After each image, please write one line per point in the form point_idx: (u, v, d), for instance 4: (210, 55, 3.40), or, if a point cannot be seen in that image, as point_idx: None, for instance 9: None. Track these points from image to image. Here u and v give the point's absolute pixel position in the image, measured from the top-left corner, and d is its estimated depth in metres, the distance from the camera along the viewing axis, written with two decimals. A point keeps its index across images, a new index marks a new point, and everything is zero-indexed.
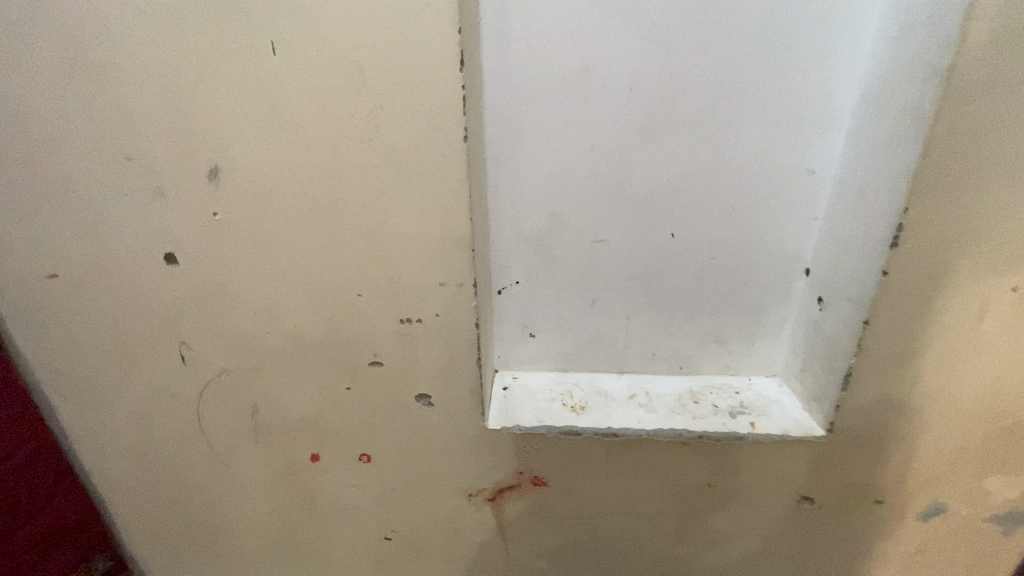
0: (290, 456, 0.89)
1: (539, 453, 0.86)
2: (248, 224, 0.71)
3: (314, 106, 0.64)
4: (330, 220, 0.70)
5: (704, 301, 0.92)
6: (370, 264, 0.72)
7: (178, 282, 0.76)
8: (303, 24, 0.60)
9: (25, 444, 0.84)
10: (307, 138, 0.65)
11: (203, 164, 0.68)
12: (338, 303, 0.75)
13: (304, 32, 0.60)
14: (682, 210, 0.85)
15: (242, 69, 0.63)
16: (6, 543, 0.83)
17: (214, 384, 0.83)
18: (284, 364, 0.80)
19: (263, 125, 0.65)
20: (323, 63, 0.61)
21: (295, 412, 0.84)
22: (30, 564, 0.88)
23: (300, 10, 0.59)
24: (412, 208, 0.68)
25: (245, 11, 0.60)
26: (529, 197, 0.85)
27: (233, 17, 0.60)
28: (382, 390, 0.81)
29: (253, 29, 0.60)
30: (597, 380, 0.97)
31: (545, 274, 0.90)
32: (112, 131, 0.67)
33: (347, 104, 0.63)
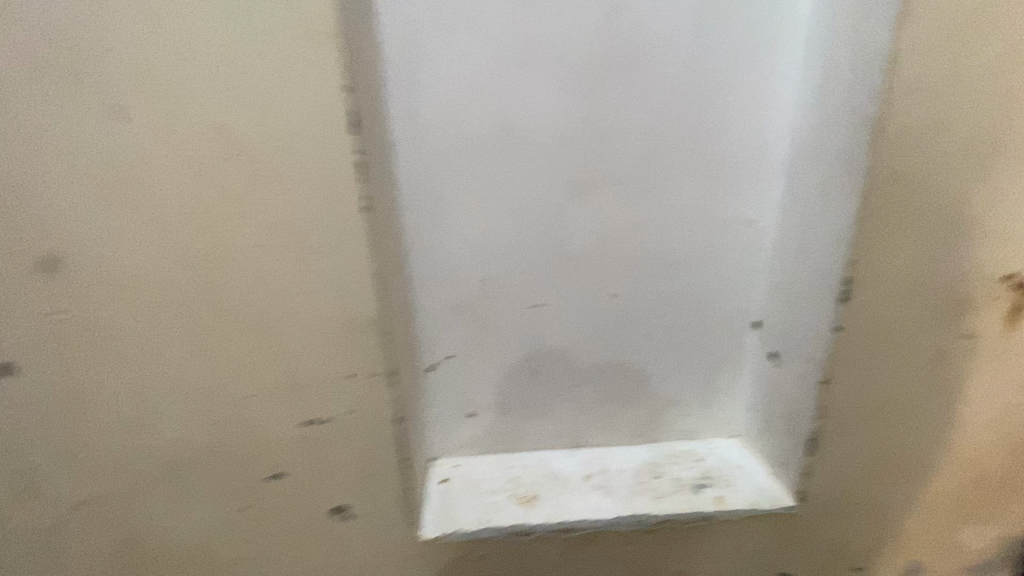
0: None
1: (485, 559, 0.74)
2: (103, 322, 0.58)
3: (183, 181, 0.54)
4: (210, 312, 0.58)
5: (654, 363, 0.84)
6: (262, 359, 0.61)
7: (12, 399, 0.60)
8: (159, 92, 0.51)
9: None
10: (176, 218, 0.55)
11: (37, 253, 0.55)
12: (229, 408, 0.62)
13: (163, 100, 0.51)
14: (622, 268, 0.78)
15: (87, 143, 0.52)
16: None
17: (71, 520, 0.66)
18: (163, 485, 0.65)
19: (119, 205, 0.54)
20: (191, 133, 0.52)
21: (179, 544, 0.68)
22: None
23: (155, 77, 0.50)
24: (311, 291, 0.59)
25: (87, 79, 0.50)
26: (455, 264, 0.76)
27: (72, 85, 0.50)
28: (289, 505, 0.67)
29: (98, 99, 0.51)
30: (548, 459, 0.86)
31: (480, 347, 0.80)
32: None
33: (222, 178, 0.54)
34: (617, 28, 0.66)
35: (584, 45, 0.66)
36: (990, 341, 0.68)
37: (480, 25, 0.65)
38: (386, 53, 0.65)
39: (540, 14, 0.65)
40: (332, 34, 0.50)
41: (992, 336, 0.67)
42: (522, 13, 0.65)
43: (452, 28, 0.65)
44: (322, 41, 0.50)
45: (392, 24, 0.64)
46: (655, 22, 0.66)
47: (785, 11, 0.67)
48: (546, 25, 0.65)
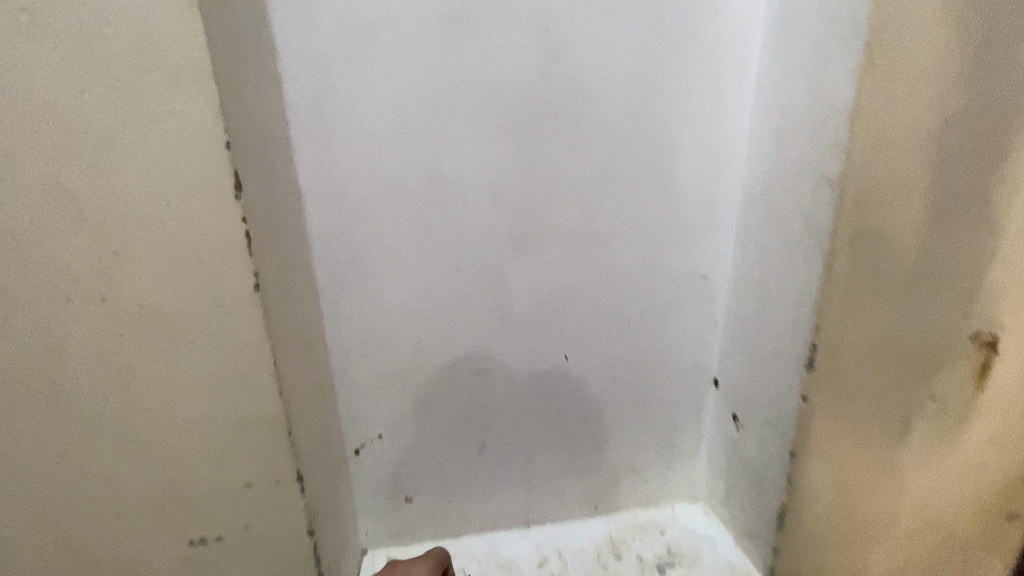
0: None
1: None
2: None
3: (18, 260, 0.43)
4: (65, 415, 0.47)
5: (611, 429, 0.76)
6: (130, 470, 0.49)
7: None
8: None
9: None
10: (10, 305, 0.44)
11: None
12: (93, 529, 0.51)
13: None
14: (571, 329, 0.70)
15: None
16: None
17: None
18: None
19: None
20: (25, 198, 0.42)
21: None
22: None
23: None
24: (188, 386, 0.47)
25: None
26: (381, 330, 0.66)
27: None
28: None
29: None
30: (497, 543, 0.77)
31: (414, 422, 0.70)
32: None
33: (70, 252, 0.43)
34: (556, 72, 0.59)
35: (521, 90, 0.59)
36: (958, 403, 0.64)
37: (400, 66, 0.57)
38: (289, 97, 0.56)
39: (469, 53, 0.57)
40: (204, 77, 0.40)
41: (960, 398, 0.63)
42: (449, 53, 0.57)
43: (368, 68, 0.56)
44: (189, 84, 0.40)
45: (296, 64, 0.55)
46: (598, 67, 0.60)
47: (734, 56, 0.62)
48: (477, 66, 0.58)
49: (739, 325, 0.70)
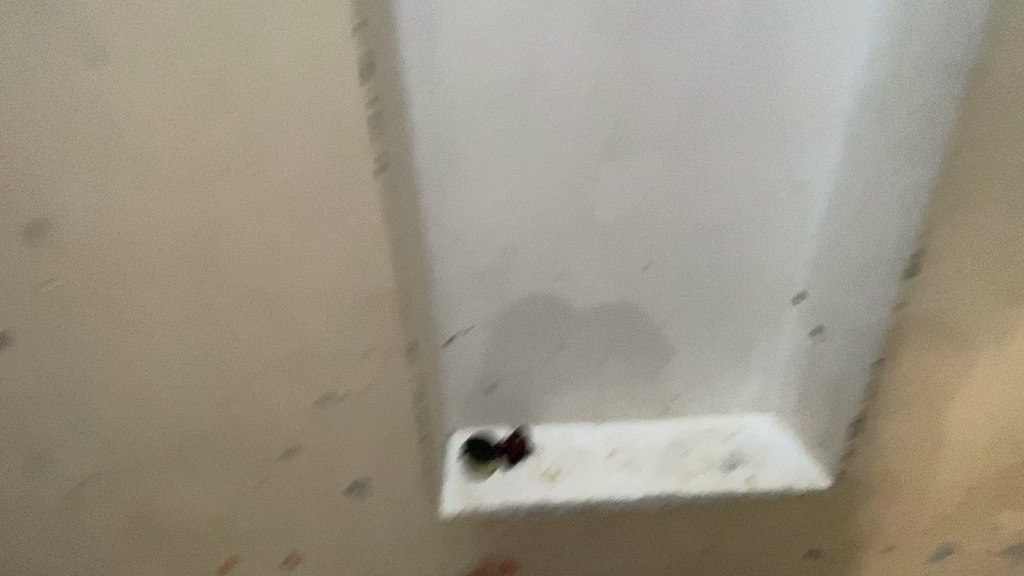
0: (192, 568, 0.69)
1: (508, 538, 0.72)
2: (97, 295, 0.52)
3: (161, 139, 0.47)
4: (202, 290, 0.53)
5: (689, 336, 0.79)
6: (269, 335, 0.55)
7: (11, 372, 0.55)
8: (144, 33, 0.43)
9: None
10: (153, 183, 0.48)
11: (21, 218, 0.48)
12: (241, 383, 0.58)
13: (154, 37, 0.43)
14: (660, 235, 0.71)
15: (31, 82, 0.44)
16: None
17: (79, 495, 0.63)
18: (169, 464, 0.62)
19: (85, 166, 0.47)
20: (172, 77, 0.45)
21: (193, 522, 0.66)
22: None
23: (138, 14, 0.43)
24: (317, 261, 0.52)
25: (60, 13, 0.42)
26: (476, 229, 0.69)
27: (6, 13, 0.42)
28: (304, 487, 0.64)
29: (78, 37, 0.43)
30: (569, 435, 0.82)
31: (502, 317, 0.75)
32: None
33: (208, 133, 0.47)
34: None
35: None
36: None
37: None
38: None
39: None
40: None
41: None
42: None
43: None
44: None
45: None
46: None
47: None
48: None
49: (832, 238, 0.69)
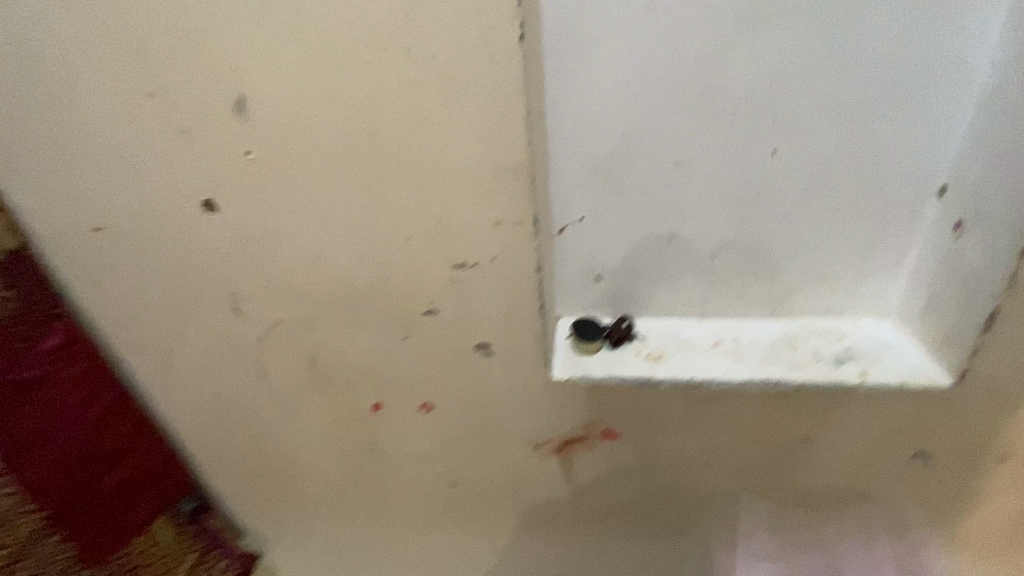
0: (351, 405, 0.86)
1: (612, 405, 0.80)
2: (281, 165, 0.63)
3: (334, 16, 0.53)
4: (362, 160, 0.61)
5: (808, 231, 0.77)
6: (415, 203, 0.64)
7: (221, 231, 0.69)
8: None
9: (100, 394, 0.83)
10: (327, 59, 0.56)
11: (229, 96, 0.59)
12: (391, 247, 0.67)
13: None
14: (789, 118, 0.69)
15: None
16: (89, 492, 0.84)
17: (270, 335, 0.79)
18: (333, 317, 0.75)
19: (275, 42, 0.55)
20: None
21: (353, 365, 0.81)
22: (124, 521, 0.89)
23: None
24: (459, 133, 0.59)
25: None
26: (596, 114, 0.70)
27: None
28: (441, 342, 0.76)
29: None
30: (672, 326, 0.85)
31: (614, 206, 0.77)
32: (107, 58, 0.59)
33: (371, 9, 0.52)
34: None
35: None
36: None
37: None
38: None
39: None
40: None
41: None
42: None
43: None
44: None
45: None
46: None
47: None
48: None
49: (989, 120, 0.65)
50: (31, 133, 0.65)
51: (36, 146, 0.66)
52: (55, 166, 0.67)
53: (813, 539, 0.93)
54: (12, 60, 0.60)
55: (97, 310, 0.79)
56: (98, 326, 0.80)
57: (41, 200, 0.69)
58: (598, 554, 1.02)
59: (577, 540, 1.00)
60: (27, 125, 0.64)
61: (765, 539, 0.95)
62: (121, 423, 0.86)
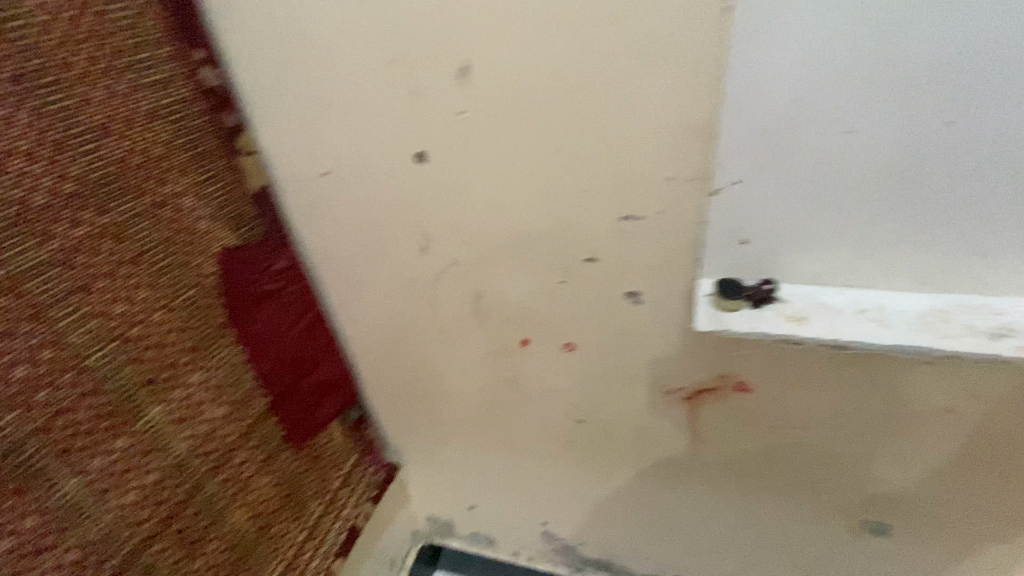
0: (503, 338, 1.00)
1: (749, 360, 0.86)
2: (484, 123, 0.75)
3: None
4: (554, 117, 0.71)
5: (982, 207, 0.71)
6: (597, 160, 0.73)
7: (426, 178, 0.84)
8: None
9: (309, 310, 1.03)
10: (546, 30, 0.66)
11: (454, 63, 0.71)
12: (570, 199, 0.77)
13: None
14: (987, 81, 0.62)
15: None
16: (299, 388, 1.04)
17: (447, 271, 0.94)
18: (504, 258, 0.88)
19: (501, 16, 0.66)
20: None
21: (512, 303, 0.94)
22: (319, 416, 1.10)
23: None
24: (653, 97, 0.68)
25: None
26: (763, 75, 0.66)
27: None
28: (594, 287, 0.86)
29: None
30: (811, 293, 0.84)
31: (767, 174, 0.73)
32: (361, 32, 0.73)
33: None
34: None
35: None
36: None
37: None
38: None
39: None
40: None
41: None
42: None
43: None
44: None
45: None
46: None
47: None
48: None
49: None
50: (289, 94, 0.81)
51: (290, 104, 0.82)
52: (299, 119, 0.83)
53: (928, 509, 0.96)
54: (288, 34, 0.76)
55: (310, 241, 0.97)
56: (306, 255, 0.98)
57: (286, 149, 0.87)
58: (705, 502, 1.10)
59: (688, 487, 1.09)
60: (287, 88, 0.81)
61: (879, 507, 0.98)
62: (319, 335, 1.06)
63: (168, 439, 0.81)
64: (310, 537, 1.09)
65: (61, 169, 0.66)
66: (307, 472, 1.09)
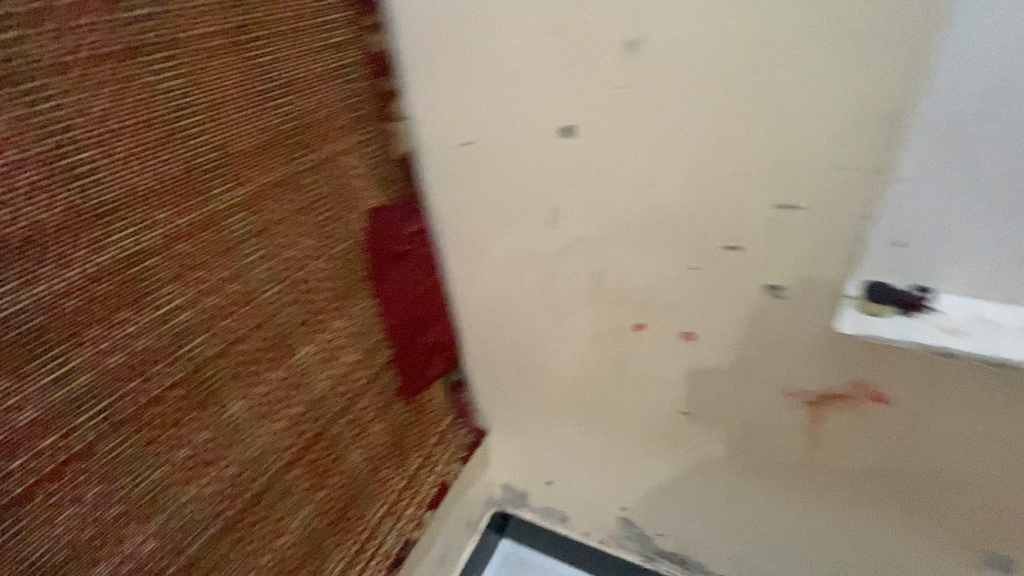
0: (617, 321, 1.00)
1: (889, 369, 0.82)
2: (641, 99, 0.76)
3: None
4: (721, 96, 0.72)
5: None
6: (755, 142, 0.73)
7: (570, 152, 0.84)
8: None
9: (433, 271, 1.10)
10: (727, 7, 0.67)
11: (622, 37, 0.73)
12: (721, 182, 0.77)
13: None
14: None
15: None
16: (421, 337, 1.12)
17: (570, 248, 0.95)
18: (636, 240, 0.88)
19: None
20: None
21: (632, 286, 0.94)
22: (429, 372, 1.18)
23: None
24: (833, 80, 0.66)
25: None
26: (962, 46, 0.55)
27: None
28: (730, 276, 0.84)
29: None
30: (981, 309, 0.71)
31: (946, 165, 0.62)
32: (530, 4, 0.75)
33: None
34: None
35: None
36: None
37: None
38: None
39: None
40: None
41: None
42: None
43: None
44: None
45: None
46: None
47: None
48: None
49: None
50: (443, 63, 0.85)
51: (443, 72, 0.86)
52: (451, 87, 0.87)
53: None
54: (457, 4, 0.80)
55: (438, 207, 1.02)
56: (438, 221, 1.04)
57: (433, 117, 0.91)
58: (807, 517, 1.05)
59: (786, 492, 1.06)
60: (442, 57, 0.85)
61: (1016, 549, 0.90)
62: (437, 296, 1.13)
63: (313, 376, 0.89)
64: (408, 486, 1.17)
65: (262, 121, 0.73)
66: (411, 426, 1.16)
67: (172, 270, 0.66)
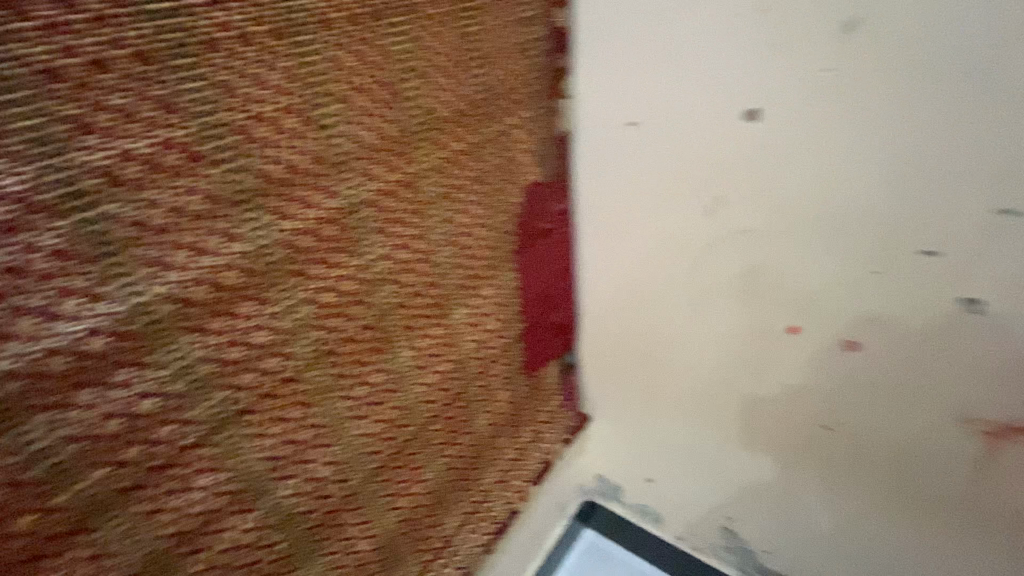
0: (767, 321, 0.96)
1: None
2: (850, 86, 0.74)
3: None
4: (944, 86, 0.69)
5: None
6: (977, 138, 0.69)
7: (751, 137, 0.83)
8: None
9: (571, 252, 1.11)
10: None
11: (841, 18, 0.71)
12: (930, 179, 0.74)
13: None
14: None
15: None
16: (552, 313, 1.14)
17: (727, 240, 0.92)
18: (810, 235, 0.85)
19: None
20: None
21: (795, 284, 0.90)
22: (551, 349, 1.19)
23: None
24: None
25: None
26: None
27: None
28: (921, 283, 0.81)
29: None
30: None
31: None
32: None
33: None
34: None
35: None
36: None
37: None
38: None
39: None
40: None
41: None
42: None
43: None
44: None
45: None
46: None
47: None
48: None
49: None
50: (625, 39, 0.85)
51: (624, 49, 0.86)
52: (631, 65, 0.86)
53: None
54: None
55: (584, 185, 1.02)
56: (584, 203, 1.04)
57: (603, 95, 0.91)
58: None
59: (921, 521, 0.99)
60: (625, 32, 0.85)
61: None
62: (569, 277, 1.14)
63: (460, 336, 0.93)
64: (519, 457, 1.21)
65: (461, 88, 0.76)
66: (529, 400, 1.19)
67: (376, 219, 0.71)
